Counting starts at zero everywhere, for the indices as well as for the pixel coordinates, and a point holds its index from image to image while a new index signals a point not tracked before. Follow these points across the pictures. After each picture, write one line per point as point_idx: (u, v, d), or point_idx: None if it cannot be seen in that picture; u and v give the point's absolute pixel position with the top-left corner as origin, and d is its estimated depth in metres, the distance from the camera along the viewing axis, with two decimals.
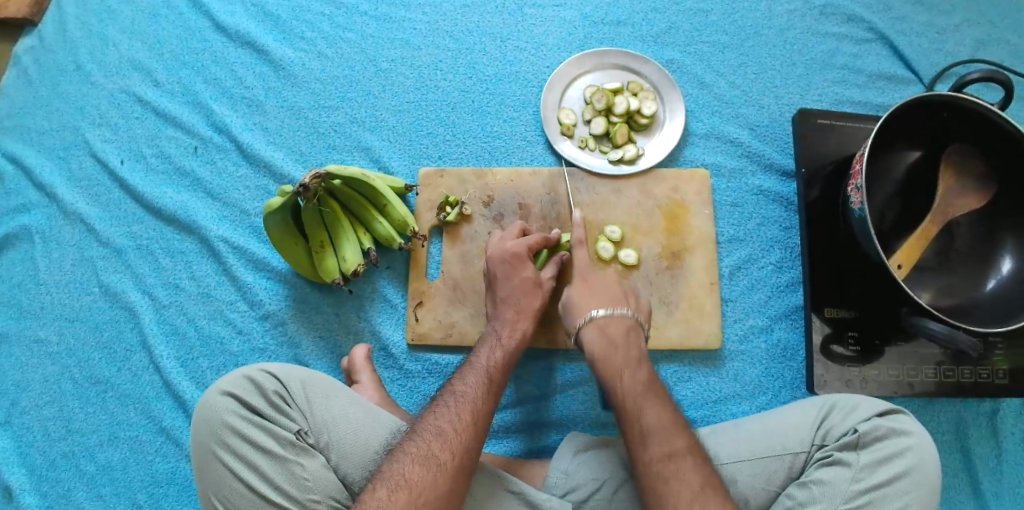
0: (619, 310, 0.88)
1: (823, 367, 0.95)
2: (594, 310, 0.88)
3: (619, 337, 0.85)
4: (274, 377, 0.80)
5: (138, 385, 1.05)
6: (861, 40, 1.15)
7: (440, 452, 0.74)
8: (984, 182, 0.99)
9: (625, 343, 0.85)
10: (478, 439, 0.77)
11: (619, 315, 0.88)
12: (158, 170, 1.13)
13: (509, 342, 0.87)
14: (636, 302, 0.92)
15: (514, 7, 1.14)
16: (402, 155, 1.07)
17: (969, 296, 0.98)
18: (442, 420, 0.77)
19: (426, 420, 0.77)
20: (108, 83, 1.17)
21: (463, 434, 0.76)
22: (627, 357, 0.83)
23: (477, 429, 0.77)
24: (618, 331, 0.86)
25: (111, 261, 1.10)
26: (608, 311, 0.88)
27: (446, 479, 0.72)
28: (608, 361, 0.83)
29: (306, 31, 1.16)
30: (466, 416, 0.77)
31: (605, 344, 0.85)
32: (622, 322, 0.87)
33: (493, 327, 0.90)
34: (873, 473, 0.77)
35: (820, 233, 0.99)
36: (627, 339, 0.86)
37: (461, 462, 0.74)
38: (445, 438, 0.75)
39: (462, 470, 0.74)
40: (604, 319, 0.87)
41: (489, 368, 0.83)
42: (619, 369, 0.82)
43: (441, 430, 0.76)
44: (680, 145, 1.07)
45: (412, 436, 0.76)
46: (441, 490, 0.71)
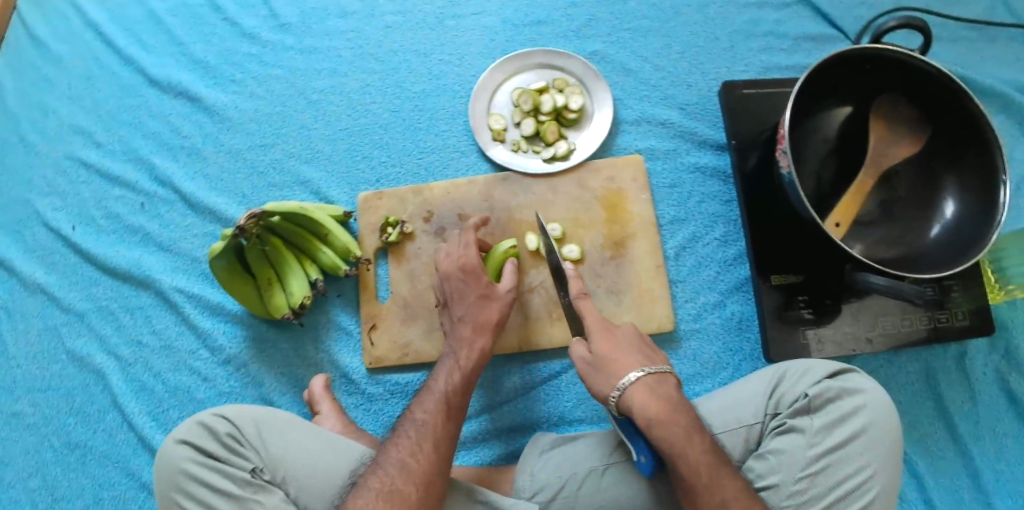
0: (661, 368, 0.80)
1: (778, 335, 0.96)
2: (632, 372, 0.79)
3: (672, 399, 0.78)
4: (227, 420, 0.81)
5: (115, 444, 1.07)
6: (782, 6, 1.14)
7: (402, 483, 0.75)
8: (914, 126, 1.00)
9: (680, 407, 0.77)
10: (444, 464, 0.78)
11: (662, 373, 0.80)
12: (109, 230, 1.14)
13: (467, 360, 0.87)
14: (662, 354, 0.85)
15: (434, 21, 1.15)
16: (341, 183, 1.08)
17: (916, 243, 0.98)
18: (404, 452, 0.78)
19: (387, 454, 0.78)
20: (51, 151, 1.19)
21: (427, 464, 0.76)
22: (689, 421, 0.76)
23: (439, 453, 0.78)
24: (669, 393, 0.78)
25: (74, 326, 1.11)
26: (650, 370, 0.79)
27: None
28: (679, 426, 0.75)
29: (236, 73, 1.17)
30: (427, 446, 0.78)
31: (668, 408, 0.76)
32: (665, 381, 0.79)
33: (450, 347, 0.89)
34: (828, 435, 0.78)
35: (758, 202, 0.99)
36: (675, 397, 0.78)
37: (424, 491, 0.75)
38: (407, 471, 0.76)
39: (426, 501, 0.75)
40: (650, 379, 0.78)
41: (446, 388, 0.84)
42: (680, 438, 0.74)
43: (404, 464, 0.76)
44: (612, 135, 1.07)
45: (374, 471, 0.77)
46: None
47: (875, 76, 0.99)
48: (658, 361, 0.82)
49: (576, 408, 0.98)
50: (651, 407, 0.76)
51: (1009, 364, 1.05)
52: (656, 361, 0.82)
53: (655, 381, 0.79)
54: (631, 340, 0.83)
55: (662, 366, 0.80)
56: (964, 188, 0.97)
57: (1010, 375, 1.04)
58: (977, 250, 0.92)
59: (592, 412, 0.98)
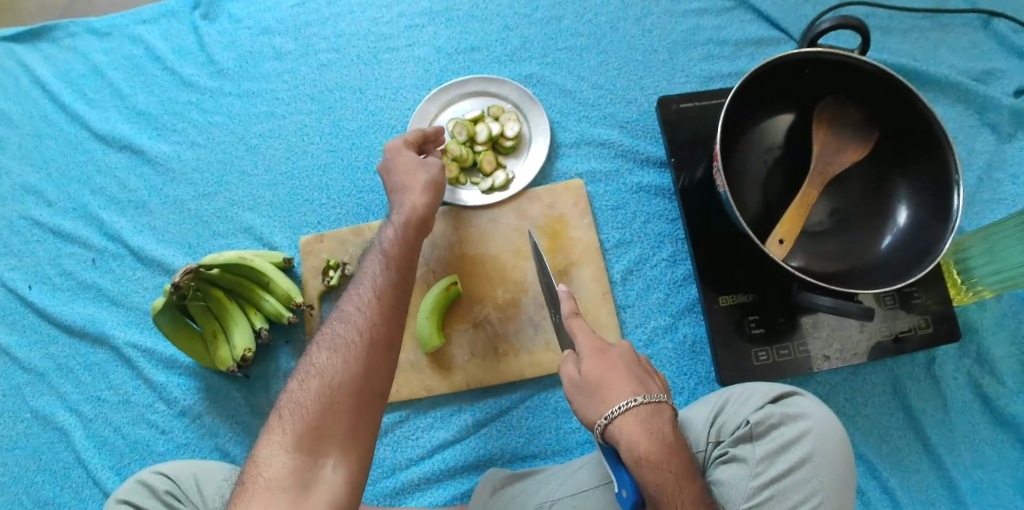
0: (658, 396, 0.72)
1: (730, 358, 0.93)
2: (623, 402, 0.71)
3: (666, 430, 0.71)
4: (167, 478, 0.83)
5: (81, 500, 1.07)
6: (721, 11, 1.12)
7: (329, 387, 0.69)
8: (861, 129, 0.95)
9: (670, 434, 0.71)
10: (379, 362, 0.72)
11: (656, 403, 0.72)
12: (64, 288, 1.15)
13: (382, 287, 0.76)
14: (659, 379, 0.76)
15: (369, 56, 1.14)
16: (283, 229, 1.08)
17: (868, 254, 0.94)
18: (330, 354, 0.71)
19: (310, 363, 0.71)
20: (6, 211, 1.20)
21: (351, 365, 0.70)
22: (677, 450, 0.71)
23: (363, 351, 0.71)
24: (662, 426, 0.71)
25: (35, 385, 1.12)
26: (646, 400, 0.71)
27: (338, 415, 0.68)
28: (665, 462, 0.69)
29: (178, 123, 1.17)
30: (351, 352, 0.71)
31: (661, 440, 0.70)
32: (659, 412, 0.71)
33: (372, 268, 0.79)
34: (770, 465, 0.76)
35: (702, 221, 0.96)
36: (671, 429, 0.71)
37: (349, 394, 0.69)
38: (335, 374, 0.70)
39: (361, 402, 0.69)
40: (641, 411, 0.70)
41: (374, 297, 0.75)
42: (659, 475, 0.69)
43: (329, 371, 0.70)
44: (552, 159, 1.05)
45: (298, 379, 0.71)
46: (339, 429, 0.67)
47: (816, 82, 0.96)
48: (653, 387, 0.74)
49: (529, 442, 0.96)
50: (643, 439, 0.69)
51: (982, 367, 1.00)
52: (650, 387, 0.74)
53: (645, 411, 0.71)
54: (628, 364, 0.75)
55: (658, 395, 0.72)
56: (918, 194, 0.93)
57: (984, 379, 1.00)
58: (932, 257, 0.87)
59: (547, 446, 0.95)
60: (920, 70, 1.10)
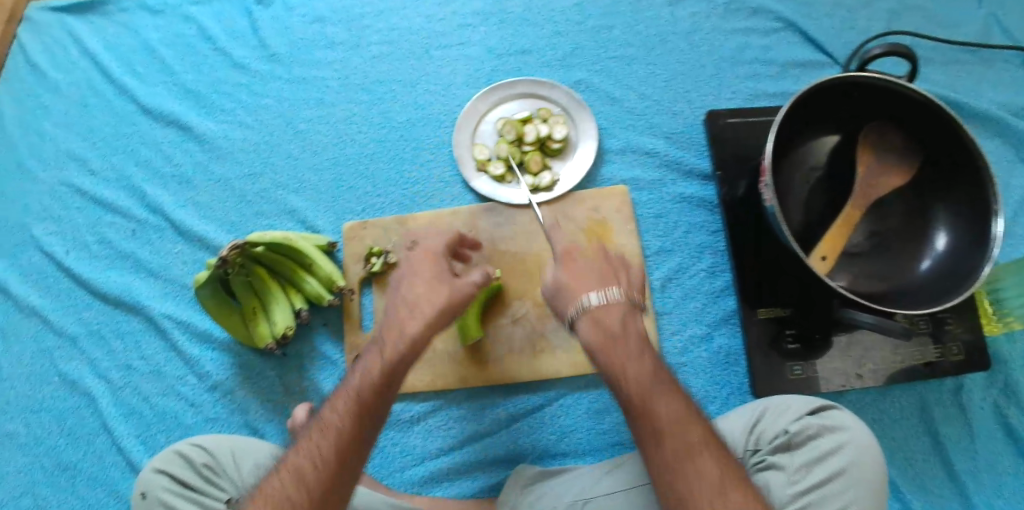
0: (613, 295, 0.78)
1: (766, 370, 0.94)
2: (588, 297, 0.78)
3: (616, 327, 0.77)
4: (204, 450, 0.83)
5: (105, 466, 1.08)
6: (769, 31, 1.13)
7: (322, 452, 0.68)
8: (904, 156, 0.97)
9: (624, 334, 0.77)
10: (365, 425, 0.70)
11: (615, 298, 0.79)
12: (101, 256, 1.15)
13: (392, 351, 0.74)
14: (627, 276, 0.82)
15: (421, 51, 1.16)
16: (326, 213, 1.09)
17: (906, 277, 0.96)
18: (332, 413, 0.71)
19: (313, 424, 0.72)
20: (48, 177, 1.21)
21: (347, 430, 0.69)
22: (628, 348, 0.76)
23: (362, 416, 0.71)
24: (615, 320, 0.77)
25: (66, 350, 1.13)
26: (603, 297, 0.78)
27: (329, 482, 0.67)
28: (611, 354, 0.75)
29: (226, 103, 1.19)
30: (347, 410, 0.71)
31: (605, 336, 0.77)
32: (617, 308, 0.78)
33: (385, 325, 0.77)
34: (808, 474, 0.77)
35: (744, 235, 0.98)
36: (624, 325, 0.78)
37: (340, 461, 0.68)
38: (330, 439, 0.69)
39: (341, 460, 0.68)
40: (600, 307, 0.78)
41: (379, 349, 0.74)
42: (623, 365, 0.75)
43: (325, 434, 0.70)
44: (598, 164, 1.07)
45: (300, 441, 0.71)
46: (315, 484, 0.67)
47: (861, 105, 0.98)
48: (615, 285, 0.80)
49: (561, 440, 0.97)
50: (591, 334, 0.77)
51: (1009, 398, 1.01)
52: (612, 285, 0.80)
53: (608, 308, 0.78)
54: (593, 268, 0.82)
55: (616, 291, 0.79)
56: (957, 219, 0.94)
57: (1010, 410, 1.00)
58: (970, 283, 0.88)
59: (576, 446, 0.97)
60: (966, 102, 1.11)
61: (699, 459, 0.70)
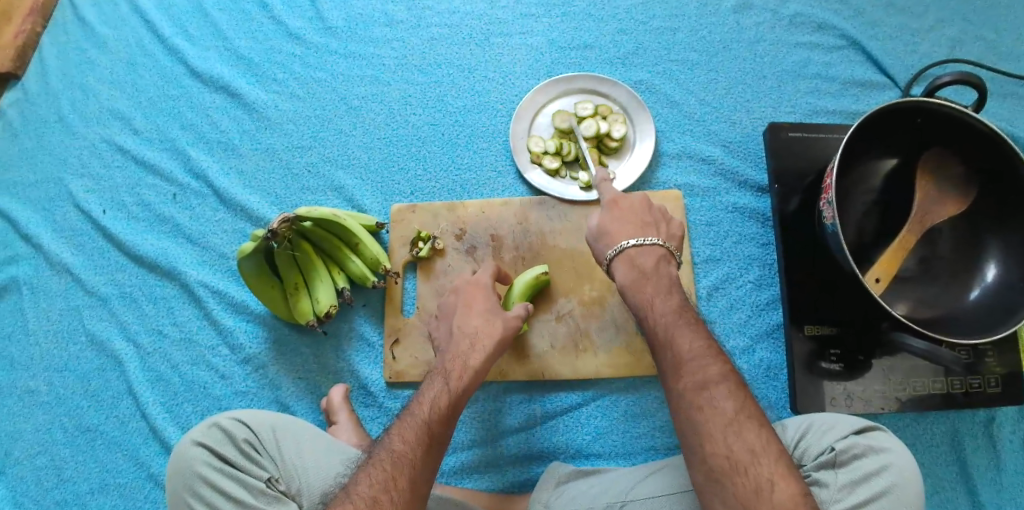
0: (650, 238, 0.78)
1: (808, 386, 0.94)
2: (625, 240, 0.78)
3: (648, 267, 0.77)
4: (245, 425, 0.80)
5: (126, 431, 1.04)
6: (832, 48, 1.12)
7: (398, 480, 0.69)
8: (962, 185, 0.95)
9: (656, 273, 0.76)
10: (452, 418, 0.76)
11: (651, 245, 0.78)
12: (140, 218, 1.14)
13: (457, 382, 0.79)
14: (667, 227, 0.81)
15: (481, 37, 1.15)
16: (374, 193, 1.08)
17: (954, 306, 0.94)
18: (402, 443, 0.72)
19: (379, 454, 0.71)
20: (89, 133, 1.19)
21: (421, 461, 0.71)
22: (659, 286, 0.76)
23: (432, 449, 0.73)
24: (650, 262, 0.77)
25: (96, 310, 1.10)
26: (639, 240, 0.78)
27: (421, 464, 0.71)
28: (642, 291, 0.75)
29: (278, 73, 1.17)
30: (441, 402, 0.76)
31: (635, 276, 0.76)
32: (653, 251, 0.78)
33: (444, 362, 0.83)
34: (852, 493, 0.75)
35: (796, 250, 0.98)
36: (657, 269, 0.77)
37: (414, 489, 0.69)
38: (405, 466, 0.70)
39: (431, 446, 0.73)
40: (636, 250, 0.78)
41: (465, 354, 0.82)
42: (650, 298, 0.75)
43: (399, 463, 0.70)
44: (652, 168, 1.07)
45: (363, 469, 0.70)
46: (410, 467, 0.70)
47: (926, 131, 0.96)
48: (653, 233, 0.79)
49: (595, 440, 0.96)
50: (623, 273, 0.77)
51: None
52: (648, 232, 0.80)
53: (644, 250, 0.78)
54: (637, 212, 0.81)
55: (654, 240, 0.78)
56: (1011, 253, 0.92)
57: None
58: (1017, 321, 0.88)
59: (610, 448, 0.95)
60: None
61: (744, 429, 0.66)
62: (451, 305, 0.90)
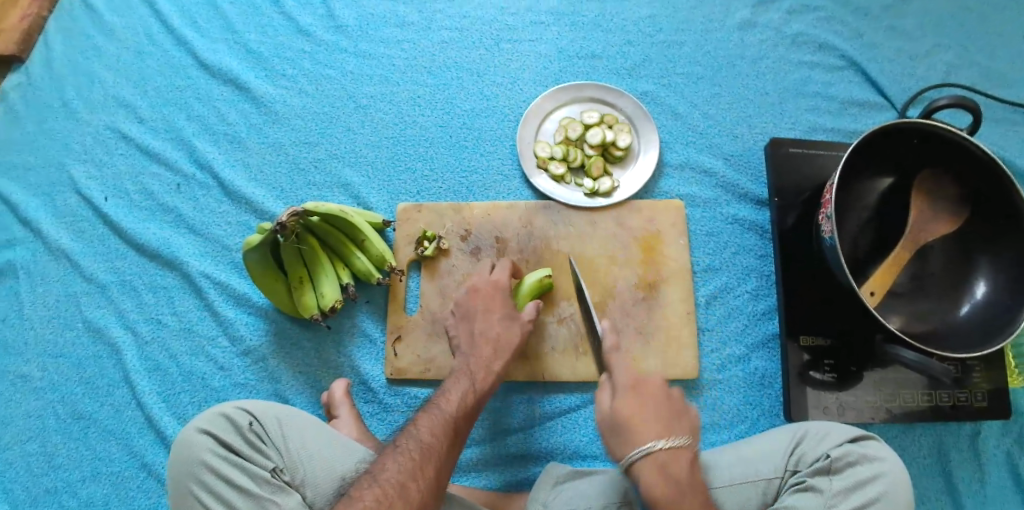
0: (678, 442, 0.78)
1: (801, 394, 0.96)
2: (653, 442, 0.77)
3: (681, 479, 0.77)
4: (250, 415, 0.81)
5: (121, 420, 1.04)
6: (832, 68, 1.16)
7: (424, 467, 0.74)
8: (954, 205, 0.98)
9: (688, 484, 0.77)
10: (471, 415, 0.83)
11: (680, 446, 0.78)
12: (142, 207, 1.13)
13: (480, 385, 0.87)
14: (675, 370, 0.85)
15: (491, 42, 1.17)
16: (380, 191, 1.09)
17: (944, 322, 0.97)
18: (430, 434, 0.78)
19: (407, 442, 0.76)
20: (93, 119, 1.18)
21: (446, 452, 0.77)
22: (692, 501, 0.76)
23: (454, 444, 0.79)
24: (681, 471, 0.77)
25: (94, 297, 1.09)
26: (667, 444, 0.78)
27: (445, 455, 0.77)
28: (679, 509, 0.75)
29: (287, 68, 1.18)
30: (464, 400, 0.84)
31: (673, 491, 0.76)
32: (682, 455, 0.78)
33: (467, 362, 0.90)
34: (846, 499, 0.77)
35: (793, 262, 1.01)
36: (688, 477, 0.77)
37: (437, 477, 0.75)
38: (432, 455, 0.76)
39: (454, 440, 0.79)
40: (665, 454, 0.77)
41: (488, 357, 0.90)
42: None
43: (426, 453, 0.75)
44: (655, 177, 1.09)
45: (391, 456, 0.75)
46: (436, 456, 0.76)
47: (919, 152, 0.99)
48: (678, 429, 0.80)
49: (593, 443, 0.97)
50: (654, 486, 0.76)
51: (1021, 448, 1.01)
52: (676, 427, 0.80)
53: (676, 455, 0.78)
54: (659, 405, 0.81)
55: (681, 439, 0.79)
56: (999, 271, 0.95)
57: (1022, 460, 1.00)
58: (1005, 335, 0.90)
59: None
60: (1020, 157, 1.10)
61: None
62: (468, 307, 0.96)
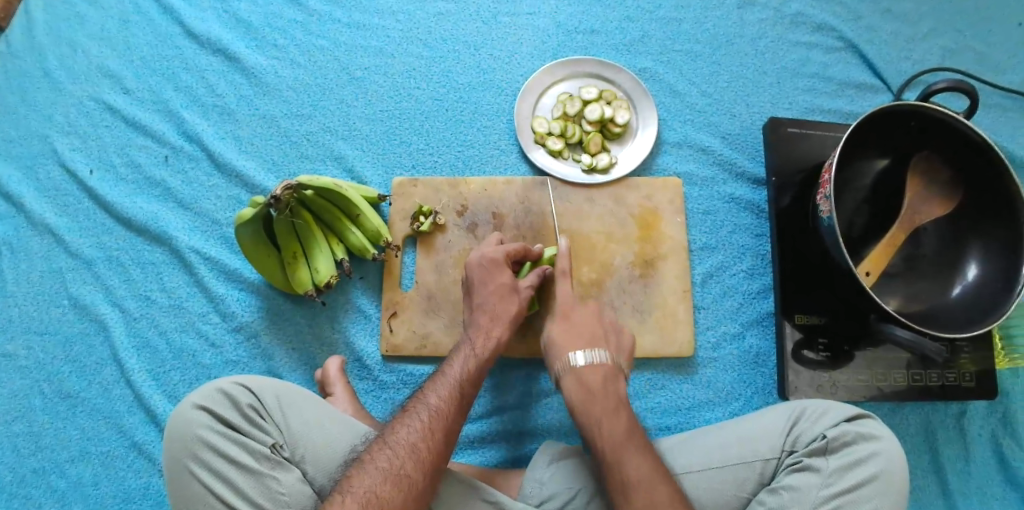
0: (598, 356, 0.84)
1: (794, 373, 0.97)
2: (574, 355, 0.84)
3: (597, 386, 0.82)
4: (248, 390, 0.79)
5: (109, 399, 1.01)
6: (829, 48, 1.15)
7: (433, 430, 0.76)
8: (948, 187, 0.99)
9: (603, 392, 0.82)
10: (478, 379, 0.84)
11: (599, 361, 0.84)
12: (129, 180, 1.10)
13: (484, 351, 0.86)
14: (617, 340, 0.89)
15: (488, 15, 1.15)
16: (375, 165, 1.08)
17: (936, 302, 0.98)
18: (438, 399, 0.79)
19: (417, 408, 0.78)
20: (76, 90, 1.15)
21: (454, 415, 0.78)
22: (604, 406, 0.80)
23: (462, 407, 0.80)
24: (595, 379, 0.83)
25: (80, 272, 1.06)
26: (588, 356, 0.84)
27: (453, 419, 0.79)
28: (588, 409, 0.80)
29: (278, 39, 1.15)
30: (474, 365, 0.84)
31: (582, 392, 0.82)
32: (621, 427, 0.78)
33: (467, 336, 0.88)
34: (842, 477, 0.78)
35: (790, 242, 1.01)
36: (604, 387, 0.82)
37: (448, 439, 0.77)
38: (440, 418, 0.77)
39: (462, 404, 0.80)
40: (584, 367, 0.83)
41: (495, 321, 0.88)
42: (597, 421, 0.79)
43: (435, 416, 0.77)
44: (653, 155, 1.09)
45: (402, 421, 0.77)
46: (446, 421, 0.78)
47: (916, 134, 0.99)
48: (603, 346, 0.86)
49: None
50: (570, 389, 0.83)
51: (1004, 427, 1.03)
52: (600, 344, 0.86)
53: (592, 368, 0.83)
54: (586, 324, 0.88)
55: (601, 354, 0.84)
56: (991, 254, 0.96)
57: (1005, 439, 1.02)
58: (994, 317, 0.91)
59: None
60: (1011, 141, 1.12)
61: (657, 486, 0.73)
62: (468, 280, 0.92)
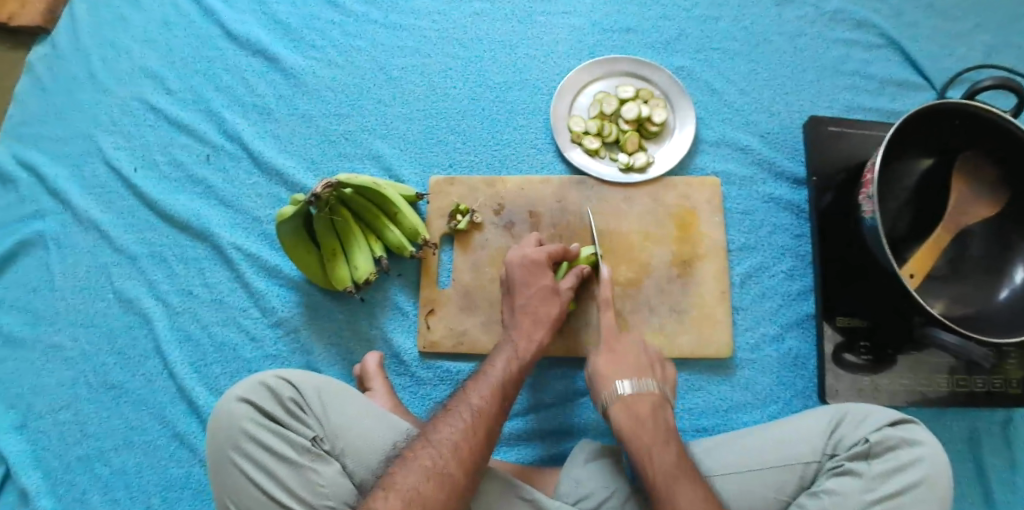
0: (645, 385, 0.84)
1: (835, 376, 0.96)
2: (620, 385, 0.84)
3: (647, 415, 0.82)
4: (290, 384, 0.81)
5: (153, 390, 1.04)
6: (871, 46, 1.13)
7: (476, 429, 0.77)
8: (996, 189, 0.96)
9: (651, 421, 0.81)
10: (518, 379, 0.84)
11: (647, 389, 0.84)
12: (171, 178, 1.13)
13: (524, 352, 0.87)
14: (662, 371, 0.88)
15: (523, 15, 1.15)
16: (412, 163, 1.09)
17: (982, 305, 0.95)
18: (479, 398, 0.80)
19: (460, 407, 0.79)
20: (120, 90, 1.17)
21: (495, 415, 0.79)
22: (655, 436, 0.79)
23: (503, 407, 0.81)
24: (644, 409, 0.82)
25: (124, 267, 1.09)
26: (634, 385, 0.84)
27: (494, 419, 0.79)
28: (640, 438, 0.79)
29: (316, 39, 1.16)
30: (515, 366, 0.85)
31: (632, 422, 0.81)
32: (649, 399, 0.83)
33: (507, 335, 0.89)
34: (885, 483, 0.77)
35: (831, 244, 1.00)
36: (653, 416, 0.82)
37: (489, 437, 0.77)
38: (482, 417, 0.78)
39: (502, 405, 0.81)
40: (632, 396, 0.83)
41: (535, 323, 0.89)
42: (648, 451, 0.78)
43: (477, 415, 0.78)
44: (690, 154, 1.08)
45: (445, 419, 0.78)
46: (488, 420, 0.78)
47: (963, 134, 0.97)
48: (651, 376, 0.86)
49: None
50: (620, 419, 0.82)
51: None
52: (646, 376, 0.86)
53: (642, 398, 0.83)
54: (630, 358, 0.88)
55: (648, 384, 0.84)
56: None
57: None
58: None
59: None
60: None
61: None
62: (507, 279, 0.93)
